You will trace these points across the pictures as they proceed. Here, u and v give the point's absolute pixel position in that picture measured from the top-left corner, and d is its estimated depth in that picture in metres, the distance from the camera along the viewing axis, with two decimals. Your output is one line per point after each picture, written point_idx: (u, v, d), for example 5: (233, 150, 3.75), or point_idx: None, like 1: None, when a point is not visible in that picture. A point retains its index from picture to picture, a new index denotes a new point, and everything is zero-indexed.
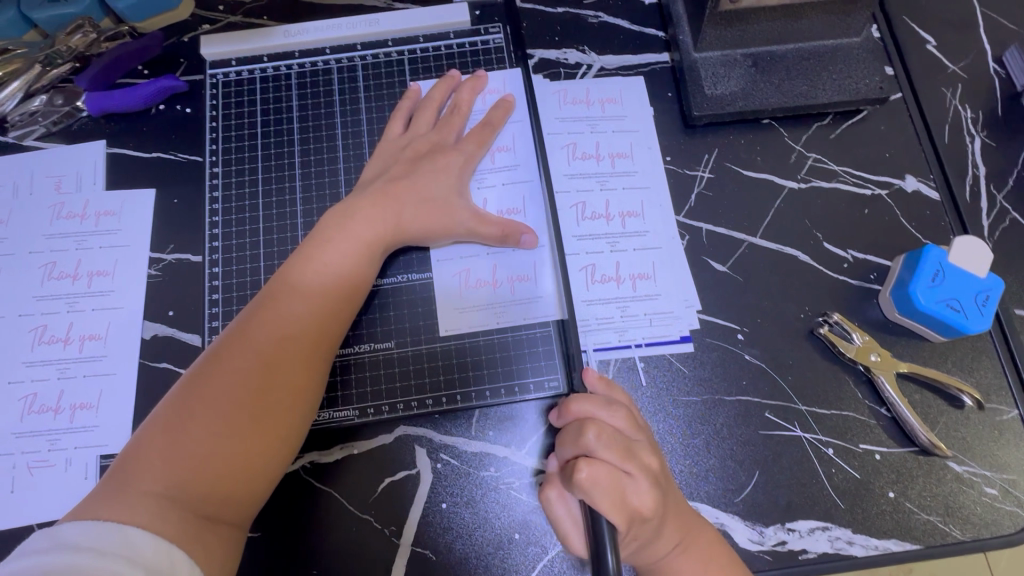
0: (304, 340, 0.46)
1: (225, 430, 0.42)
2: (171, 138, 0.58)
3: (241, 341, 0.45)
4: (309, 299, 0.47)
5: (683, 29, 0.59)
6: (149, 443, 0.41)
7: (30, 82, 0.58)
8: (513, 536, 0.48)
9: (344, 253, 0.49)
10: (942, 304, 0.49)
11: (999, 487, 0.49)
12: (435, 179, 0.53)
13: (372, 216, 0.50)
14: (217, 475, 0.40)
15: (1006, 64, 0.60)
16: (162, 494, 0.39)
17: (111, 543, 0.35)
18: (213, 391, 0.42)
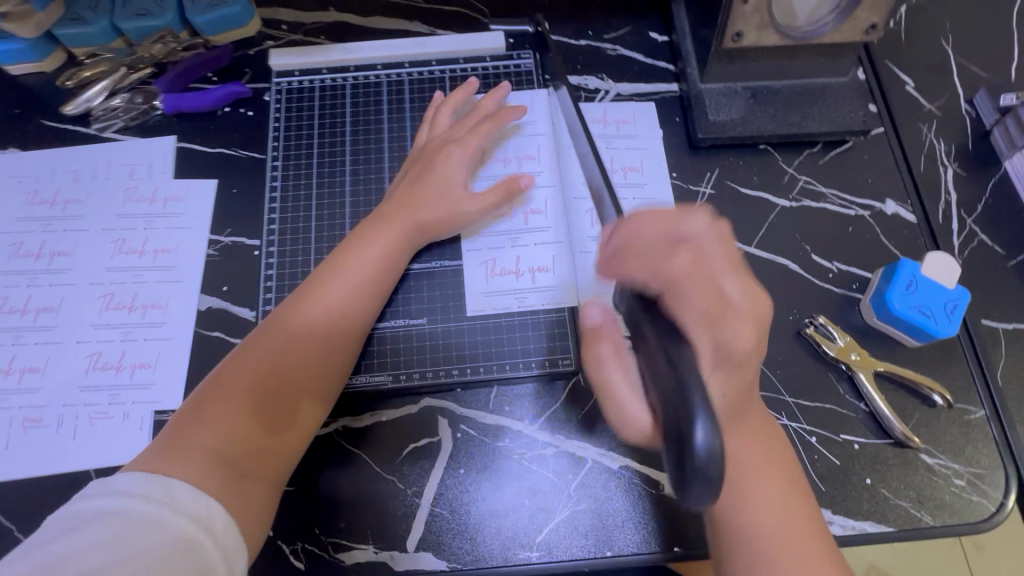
0: (338, 324, 0.52)
1: (263, 399, 0.47)
2: (233, 137, 0.66)
3: (287, 323, 0.51)
4: (347, 284, 0.53)
5: (690, 63, 0.67)
6: (199, 406, 0.47)
7: (115, 82, 0.66)
8: (524, 500, 0.53)
9: (379, 252, 0.55)
10: (913, 309, 0.56)
11: (966, 478, 0.54)
12: (448, 166, 0.58)
13: (406, 213, 0.56)
14: (258, 438, 0.46)
15: (976, 106, 0.68)
16: (210, 447, 0.44)
17: (157, 492, 0.40)
18: (258, 365, 0.48)
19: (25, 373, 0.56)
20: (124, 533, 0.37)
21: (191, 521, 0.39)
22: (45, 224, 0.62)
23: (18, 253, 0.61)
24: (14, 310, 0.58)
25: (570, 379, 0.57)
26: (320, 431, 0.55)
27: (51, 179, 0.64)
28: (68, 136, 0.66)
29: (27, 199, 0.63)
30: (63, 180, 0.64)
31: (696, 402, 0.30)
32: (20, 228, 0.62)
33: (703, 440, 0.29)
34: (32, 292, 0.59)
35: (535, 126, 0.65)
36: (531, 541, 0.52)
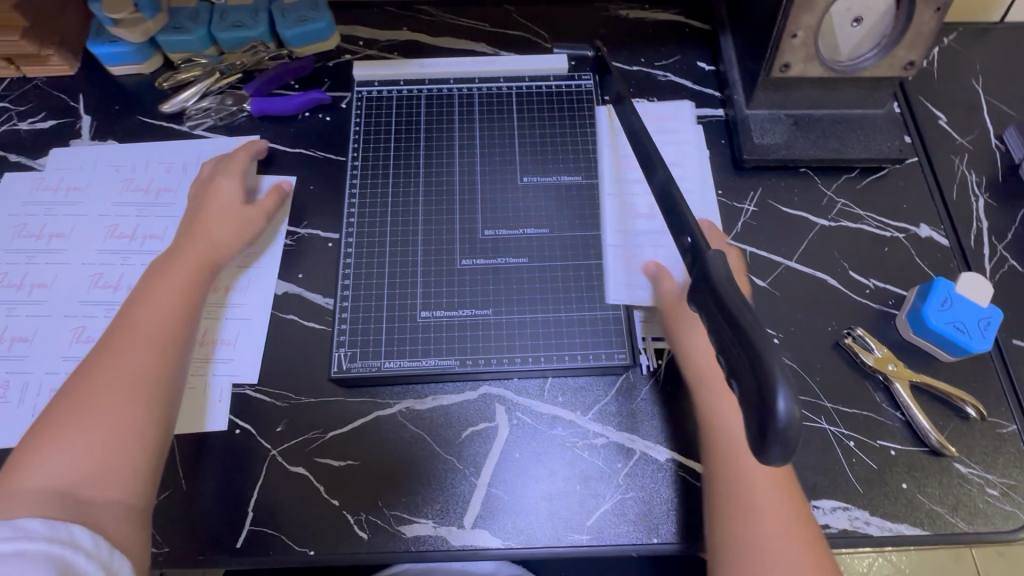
0: (151, 346, 0.52)
1: (88, 432, 0.47)
2: (313, 139, 0.71)
3: (100, 362, 0.51)
4: (155, 313, 0.54)
5: (737, 90, 0.72)
6: (20, 462, 0.46)
7: (208, 85, 0.72)
8: (575, 486, 0.56)
9: (175, 284, 0.56)
10: (948, 324, 0.59)
11: (999, 488, 0.56)
12: (219, 205, 0.63)
13: (200, 244, 0.60)
14: (96, 468, 0.46)
15: (1006, 141, 0.72)
16: (44, 488, 0.44)
17: (3, 530, 0.39)
18: (77, 405, 0.48)
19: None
20: None
21: (53, 543, 0.39)
22: (139, 209, 0.67)
23: (114, 234, 0.66)
24: (109, 285, 0.63)
25: (623, 375, 0.60)
26: (388, 410, 0.59)
27: (146, 169, 0.69)
28: (162, 132, 0.72)
29: (124, 186, 0.68)
30: (157, 169, 0.69)
31: (776, 370, 0.30)
32: (117, 212, 0.67)
33: (783, 406, 0.29)
34: (125, 270, 0.64)
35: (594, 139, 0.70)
36: (581, 525, 0.55)
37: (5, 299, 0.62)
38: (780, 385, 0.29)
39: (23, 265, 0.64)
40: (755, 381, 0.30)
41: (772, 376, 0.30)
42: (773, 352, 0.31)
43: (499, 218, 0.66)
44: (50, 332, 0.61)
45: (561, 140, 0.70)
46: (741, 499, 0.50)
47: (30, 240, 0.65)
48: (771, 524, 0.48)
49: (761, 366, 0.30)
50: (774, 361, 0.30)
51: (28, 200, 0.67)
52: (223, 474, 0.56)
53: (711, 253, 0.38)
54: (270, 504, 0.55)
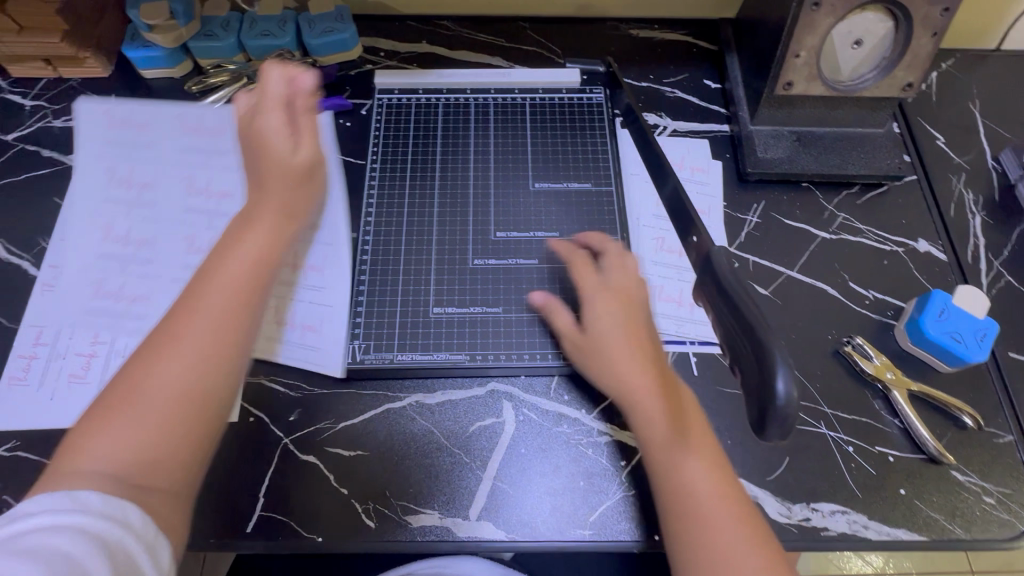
0: (223, 327, 0.47)
1: (151, 418, 0.43)
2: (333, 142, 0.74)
3: (177, 327, 0.47)
4: (227, 288, 0.49)
5: (742, 107, 0.75)
6: (86, 429, 0.43)
7: (235, 90, 0.76)
8: (579, 483, 0.57)
9: (252, 249, 0.52)
10: (945, 334, 0.60)
11: (996, 497, 0.57)
12: (264, 152, 0.58)
13: (267, 210, 0.55)
14: (155, 458, 0.43)
15: (1002, 162, 0.75)
16: (96, 467, 0.41)
17: (63, 503, 0.39)
18: (144, 379, 0.44)
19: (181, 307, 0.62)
20: (46, 547, 0.36)
21: (107, 520, 0.39)
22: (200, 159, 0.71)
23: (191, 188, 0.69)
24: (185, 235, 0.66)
25: None
26: (398, 404, 0.60)
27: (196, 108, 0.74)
28: None
29: (180, 122, 0.73)
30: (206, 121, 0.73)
31: (777, 355, 0.35)
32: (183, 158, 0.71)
33: (781, 385, 0.34)
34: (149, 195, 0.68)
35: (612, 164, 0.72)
36: (584, 521, 0.56)
37: (53, 254, 0.66)
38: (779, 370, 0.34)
39: (82, 229, 0.68)
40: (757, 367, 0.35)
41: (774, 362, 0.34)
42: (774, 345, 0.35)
43: (511, 222, 0.68)
44: (91, 305, 0.63)
45: (574, 153, 0.72)
46: (692, 518, 0.46)
47: (79, 205, 0.69)
48: (720, 534, 0.45)
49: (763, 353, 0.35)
50: (775, 348, 0.35)
51: (81, 163, 0.70)
52: (234, 460, 0.57)
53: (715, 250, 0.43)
54: (280, 491, 0.56)
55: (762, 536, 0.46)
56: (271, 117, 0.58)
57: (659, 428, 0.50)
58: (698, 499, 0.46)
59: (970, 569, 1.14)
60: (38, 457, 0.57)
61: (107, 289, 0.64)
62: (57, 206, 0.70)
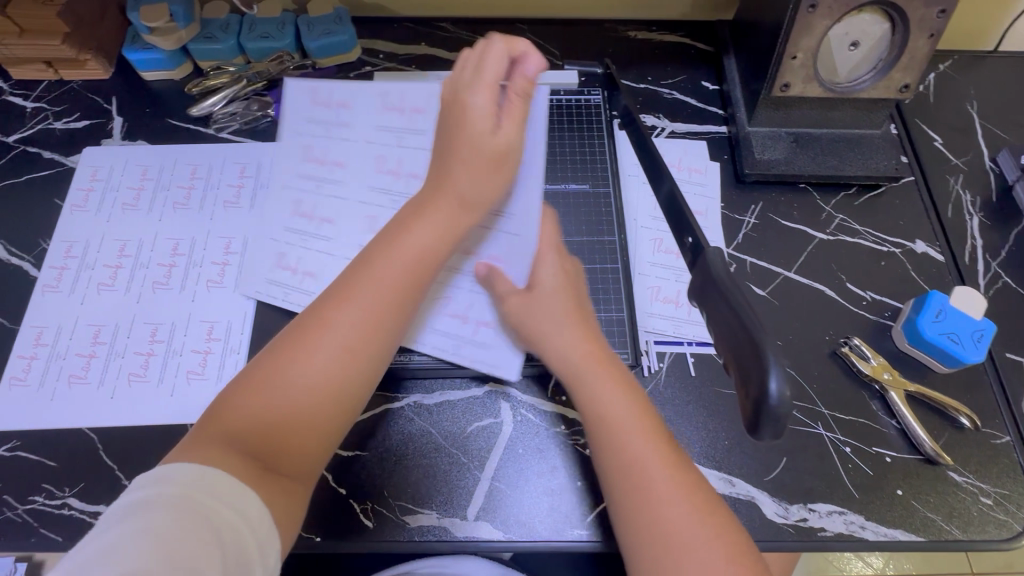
0: (367, 324, 0.49)
1: (290, 410, 0.46)
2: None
3: (333, 306, 0.49)
4: (384, 285, 0.51)
5: (740, 108, 0.75)
6: (239, 393, 0.47)
7: (234, 91, 0.76)
8: (577, 483, 0.57)
9: (440, 239, 0.53)
10: (942, 335, 0.61)
11: (993, 498, 0.57)
12: (469, 135, 0.52)
13: (444, 207, 0.53)
14: (287, 445, 0.46)
15: (999, 163, 0.75)
16: (233, 443, 0.44)
17: (193, 478, 0.40)
18: (291, 365, 0.47)
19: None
20: (166, 524, 0.37)
21: (227, 507, 0.40)
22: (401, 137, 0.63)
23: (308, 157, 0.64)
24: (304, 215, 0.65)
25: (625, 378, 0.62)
26: (395, 405, 0.61)
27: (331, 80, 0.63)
28: (190, 135, 0.75)
29: (312, 95, 0.63)
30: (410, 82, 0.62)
31: (771, 353, 0.31)
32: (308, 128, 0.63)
33: (776, 387, 0.31)
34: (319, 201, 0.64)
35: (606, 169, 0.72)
36: (581, 521, 0.56)
37: (53, 262, 0.67)
38: (773, 367, 0.31)
39: (84, 234, 0.69)
40: (751, 364, 0.32)
41: (767, 358, 0.31)
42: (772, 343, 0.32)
43: None
44: (96, 305, 0.64)
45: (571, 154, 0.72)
46: (642, 494, 0.47)
47: (81, 212, 0.70)
48: (670, 511, 0.45)
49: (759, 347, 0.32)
50: (771, 344, 0.32)
51: (84, 176, 0.72)
52: None
53: (710, 250, 0.39)
54: None
55: (718, 517, 0.46)
56: (484, 94, 0.51)
57: (615, 405, 0.51)
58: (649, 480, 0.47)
59: (970, 570, 1.14)
60: (40, 457, 0.58)
61: (112, 290, 0.65)
62: (58, 206, 0.71)
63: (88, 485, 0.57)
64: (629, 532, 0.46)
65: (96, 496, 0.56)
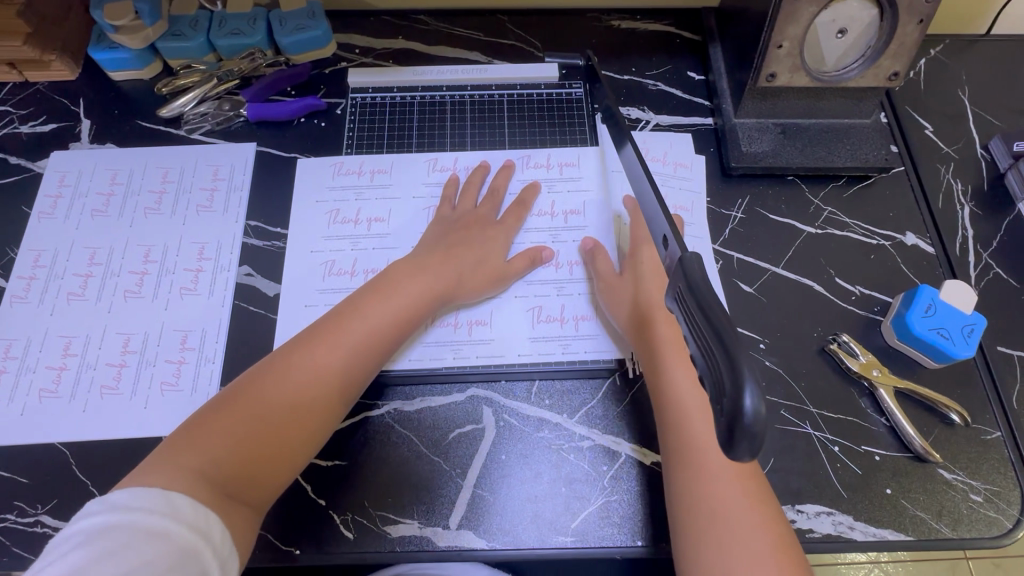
0: (349, 360, 0.54)
1: (262, 435, 0.49)
2: (306, 148, 0.73)
3: (317, 341, 0.54)
4: (368, 325, 0.55)
5: (725, 100, 0.73)
6: (210, 418, 0.49)
7: (205, 91, 0.74)
8: (561, 489, 0.56)
9: (421, 291, 0.59)
10: (931, 330, 0.59)
11: (983, 494, 0.56)
12: (490, 245, 0.65)
13: (440, 269, 0.61)
14: (254, 468, 0.48)
15: (992, 151, 0.73)
16: (196, 468, 0.46)
17: (158, 504, 0.42)
18: (270, 391, 0.51)
19: (474, 325, 0.63)
20: (133, 544, 0.40)
21: (191, 531, 0.42)
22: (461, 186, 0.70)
23: (336, 219, 0.68)
24: (343, 271, 0.65)
25: (610, 380, 0.61)
26: (375, 412, 0.59)
27: (357, 153, 0.72)
28: (161, 136, 0.73)
29: (336, 171, 0.71)
30: (466, 147, 0.72)
31: (745, 369, 0.30)
32: (334, 197, 0.69)
33: (750, 404, 0.29)
34: (357, 256, 0.66)
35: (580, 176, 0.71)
36: (566, 527, 0.55)
37: (19, 274, 0.65)
38: (748, 384, 0.29)
39: (53, 243, 0.67)
40: (725, 381, 0.30)
41: (742, 375, 0.30)
42: (746, 358, 0.30)
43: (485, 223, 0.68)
44: (67, 316, 0.63)
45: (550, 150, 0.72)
46: (706, 503, 0.48)
47: (49, 220, 0.68)
48: (736, 520, 0.47)
49: (732, 362, 0.30)
50: (744, 358, 0.30)
51: (51, 182, 0.70)
52: None
53: (687, 253, 0.37)
54: None
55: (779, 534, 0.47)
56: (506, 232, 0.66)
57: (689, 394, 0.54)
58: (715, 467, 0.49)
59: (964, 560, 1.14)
60: (12, 474, 0.56)
61: (82, 300, 0.64)
62: (25, 214, 0.68)
63: (62, 501, 0.55)
64: (681, 539, 0.48)
65: (70, 513, 0.55)
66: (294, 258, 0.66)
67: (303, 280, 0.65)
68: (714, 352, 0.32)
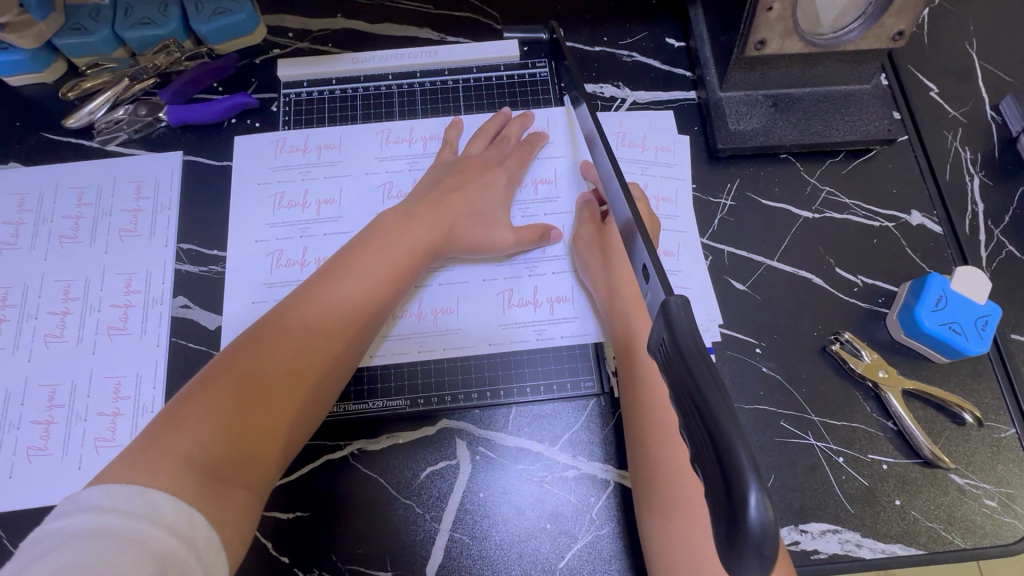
0: (348, 313, 0.49)
1: (259, 397, 0.43)
2: (235, 138, 0.65)
3: (309, 300, 0.49)
4: (364, 279, 0.51)
5: (709, 70, 0.65)
6: (195, 392, 0.42)
7: (118, 93, 0.64)
8: (545, 526, 0.52)
9: (413, 245, 0.54)
10: (942, 325, 0.54)
11: (998, 499, 0.53)
12: (486, 193, 0.60)
13: (431, 222, 0.56)
14: (252, 436, 0.42)
15: (1002, 112, 0.66)
16: (183, 451, 0.39)
17: (134, 505, 0.34)
18: (262, 354, 0.45)
19: (439, 314, 0.59)
20: (102, 554, 0.31)
21: (175, 537, 0.34)
22: (410, 162, 0.64)
23: (282, 203, 0.62)
24: (293, 262, 0.60)
25: (595, 400, 0.56)
26: (336, 454, 0.54)
27: (299, 129, 0.65)
28: (72, 150, 0.64)
29: (279, 147, 0.64)
30: (418, 118, 0.66)
31: (745, 457, 0.24)
32: (278, 177, 0.63)
33: (757, 510, 0.24)
34: (307, 244, 0.61)
35: (550, 148, 0.65)
36: (553, 567, 0.51)
37: None
38: (751, 478, 0.24)
39: None
40: (721, 468, 0.25)
41: (742, 466, 0.24)
42: (742, 442, 0.25)
43: None
44: None
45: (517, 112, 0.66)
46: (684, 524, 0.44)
47: None
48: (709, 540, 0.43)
49: (727, 446, 0.25)
50: (741, 440, 0.25)
51: None
52: None
53: (671, 298, 0.31)
54: None
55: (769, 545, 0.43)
56: (507, 171, 0.62)
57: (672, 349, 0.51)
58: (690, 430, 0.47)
59: None
60: None
61: None
62: None
63: None
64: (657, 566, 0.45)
65: None
66: (238, 250, 0.60)
67: (244, 291, 0.59)
68: (703, 430, 0.26)
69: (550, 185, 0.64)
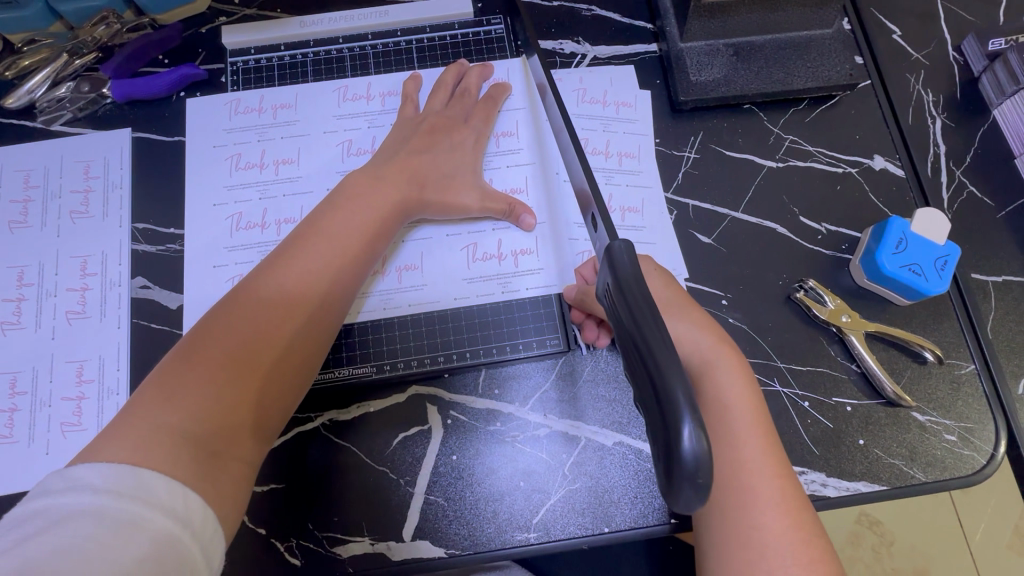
0: (326, 279, 0.47)
1: (245, 368, 0.41)
2: (188, 97, 0.63)
3: (284, 267, 0.46)
4: (340, 243, 0.49)
5: (669, 20, 0.63)
6: (174, 368, 0.40)
7: (57, 70, 0.62)
8: (518, 484, 0.52)
9: (385, 208, 0.52)
10: (903, 267, 0.55)
11: (958, 434, 0.54)
12: (453, 155, 0.59)
13: (397, 181, 0.54)
14: (242, 408, 0.41)
15: (964, 52, 0.66)
16: (173, 426, 0.37)
17: (129, 487, 0.33)
18: (240, 325, 0.43)
19: (404, 271, 0.58)
20: (88, 534, 0.30)
21: (170, 517, 0.33)
22: (369, 119, 0.62)
23: (239, 165, 0.61)
24: (253, 225, 0.59)
25: (562, 357, 0.56)
26: (307, 425, 0.54)
27: (254, 88, 0.63)
28: (14, 132, 0.62)
29: (233, 109, 0.62)
30: (372, 74, 0.64)
31: (680, 393, 0.25)
32: (235, 139, 0.61)
33: (690, 442, 0.24)
34: (267, 206, 0.59)
35: (510, 101, 0.64)
36: (527, 523, 0.51)
37: None
38: (685, 411, 0.24)
39: None
40: (660, 408, 0.25)
41: (676, 399, 0.25)
42: (678, 376, 0.25)
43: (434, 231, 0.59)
44: None
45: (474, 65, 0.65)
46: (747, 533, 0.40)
47: None
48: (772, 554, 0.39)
49: (663, 385, 0.25)
50: (677, 373, 0.25)
51: None
52: None
53: (615, 242, 0.31)
54: None
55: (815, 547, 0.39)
56: (475, 130, 0.60)
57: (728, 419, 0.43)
58: (776, 553, 0.39)
59: None
60: None
61: None
62: None
63: None
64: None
65: None
66: (195, 217, 0.59)
67: (204, 256, 0.58)
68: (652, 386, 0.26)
69: (513, 138, 0.63)
